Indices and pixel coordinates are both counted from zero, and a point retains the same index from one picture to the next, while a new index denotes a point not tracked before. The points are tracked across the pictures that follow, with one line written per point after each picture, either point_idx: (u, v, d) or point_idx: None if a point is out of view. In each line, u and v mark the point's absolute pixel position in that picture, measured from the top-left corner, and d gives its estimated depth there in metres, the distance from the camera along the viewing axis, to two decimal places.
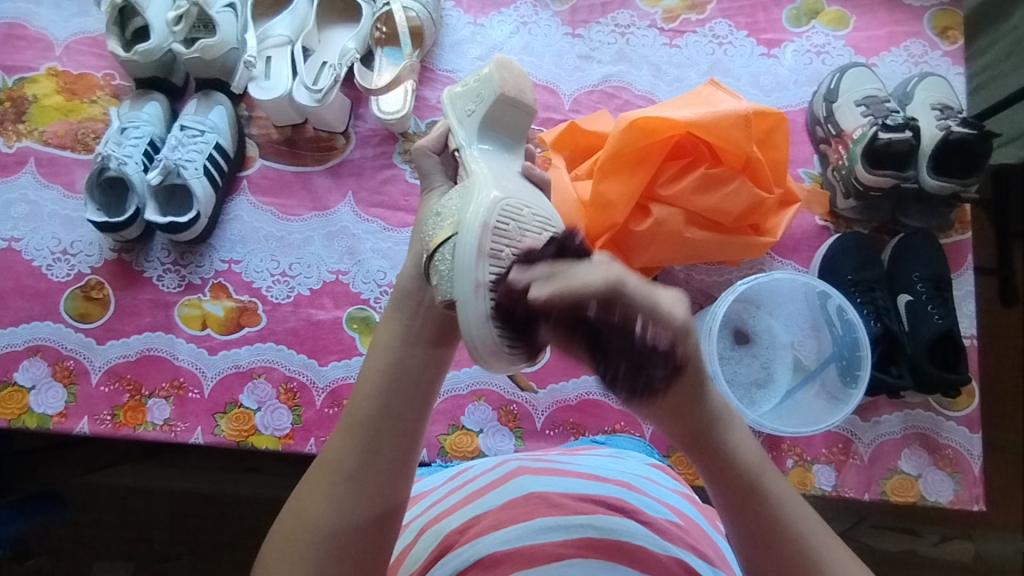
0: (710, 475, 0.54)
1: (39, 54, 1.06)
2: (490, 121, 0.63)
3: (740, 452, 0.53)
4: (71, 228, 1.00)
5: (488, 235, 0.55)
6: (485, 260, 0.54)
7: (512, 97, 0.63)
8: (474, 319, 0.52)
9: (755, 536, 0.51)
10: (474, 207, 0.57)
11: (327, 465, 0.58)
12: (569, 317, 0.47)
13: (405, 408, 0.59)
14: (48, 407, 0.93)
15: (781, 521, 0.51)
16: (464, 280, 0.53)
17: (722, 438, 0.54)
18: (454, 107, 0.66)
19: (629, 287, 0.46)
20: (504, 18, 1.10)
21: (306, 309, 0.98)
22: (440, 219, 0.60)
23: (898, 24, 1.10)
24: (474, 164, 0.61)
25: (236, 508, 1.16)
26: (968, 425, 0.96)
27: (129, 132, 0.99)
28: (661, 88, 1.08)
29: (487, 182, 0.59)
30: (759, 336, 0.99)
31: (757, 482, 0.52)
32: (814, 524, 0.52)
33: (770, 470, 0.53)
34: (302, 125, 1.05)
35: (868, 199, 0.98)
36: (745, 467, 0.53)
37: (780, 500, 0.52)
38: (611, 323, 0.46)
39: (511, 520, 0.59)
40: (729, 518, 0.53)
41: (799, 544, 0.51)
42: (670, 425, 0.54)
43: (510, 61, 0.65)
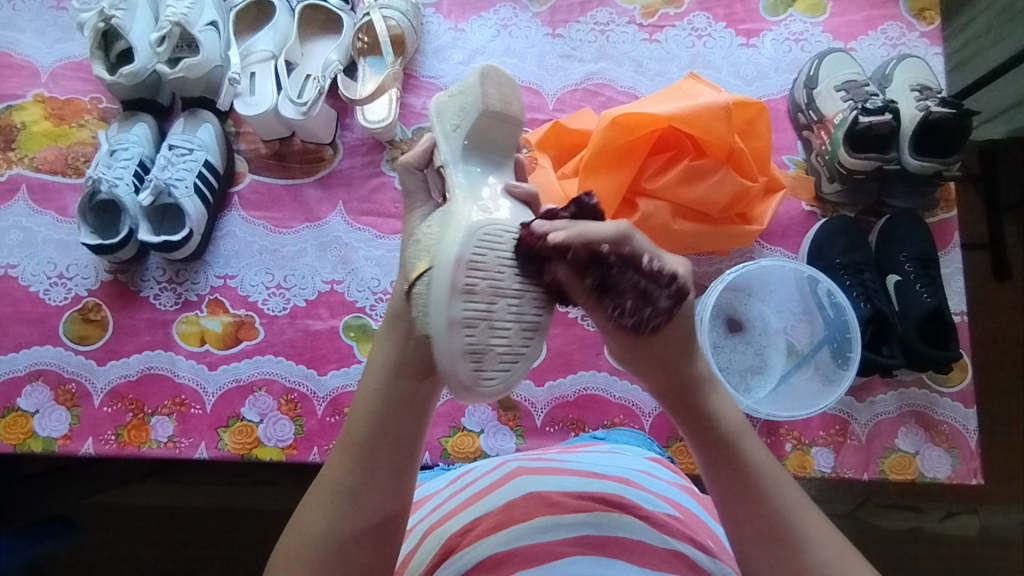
0: (692, 430, 0.58)
1: (25, 81, 1.07)
2: (476, 137, 0.62)
3: (722, 414, 0.58)
4: (66, 252, 1.01)
5: (461, 272, 0.53)
6: (458, 297, 0.53)
7: (499, 112, 0.62)
8: (450, 354, 0.53)
9: (729, 485, 0.56)
10: (449, 240, 0.55)
11: (327, 484, 0.58)
12: (584, 258, 0.53)
13: (401, 426, 0.59)
14: (52, 430, 0.94)
15: (758, 479, 0.55)
16: (438, 318, 0.53)
17: (705, 399, 0.58)
18: (437, 122, 0.65)
19: (637, 238, 0.53)
20: (485, 22, 1.11)
21: (303, 320, 0.99)
22: (416, 246, 0.58)
23: (875, 8, 1.11)
24: (461, 185, 0.61)
25: (245, 520, 1.17)
26: (963, 400, 0.97)
27: (119, 154, 1.00)
28: (643, 83, 1.09)
29: (467, 211, 0.57)
30: (752, 323, 1.00)
31: (736, 442, 0.57)
32: (788, 484, 0.56)
33: (749, 434, 0.58)
34: (289, 138, 1.06)
35: (851, 181, 1.00)
36: (724, 427, 0.57)
37: (754, 460, 0.56)
38: (619, 260, 0.53)
39: (511, 521, 0.60)
40: (710, 471, 0.57)
41: (772, 500, 0.54)
42: (655, 379, 0.59)
43: (495, 69, 0.63)
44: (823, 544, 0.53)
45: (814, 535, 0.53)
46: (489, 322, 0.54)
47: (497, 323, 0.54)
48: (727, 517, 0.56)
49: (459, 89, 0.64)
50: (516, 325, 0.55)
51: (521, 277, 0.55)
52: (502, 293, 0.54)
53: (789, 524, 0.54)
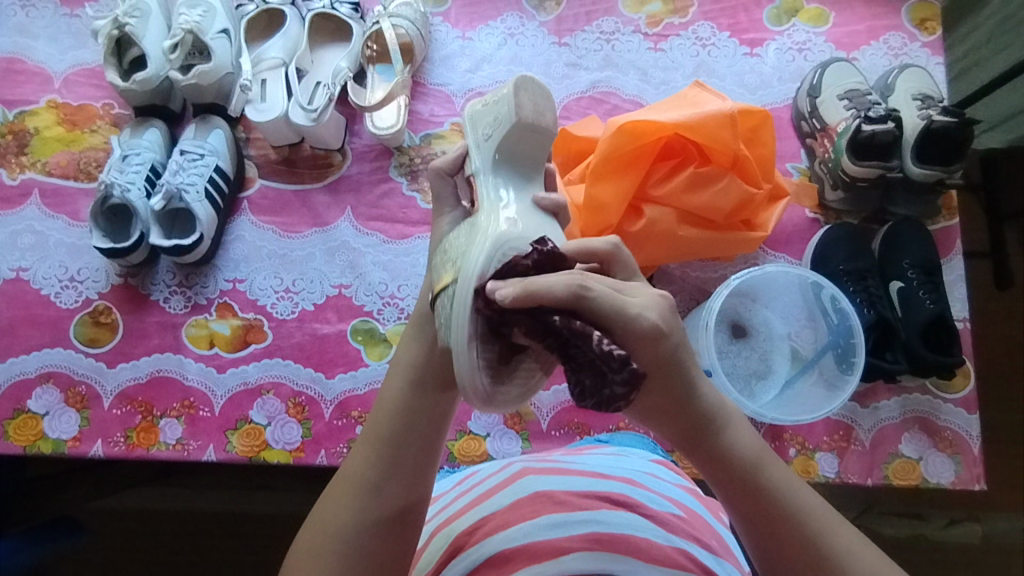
0: (711, 474, 0.55)
1: (38, 87, 1.09)
2: (507, 147, 0.62)
3: (737, 449, 0.54)
4: (77, 256, 1.02)
5: (482, 287, 0.52)
6: (479, 314, 0.52)
7: (530, 122, 0.61)
8: (468, 367, 0.51)
9: (760, 523, 0.53)
10: (474, 255, 0.54)
11: (348, 480, 0.59)
12: (540, 327, 0.50)
13: (422, 421, 0.60)
14: (62, 432, 0.95)
15: (787, 510, 0.53)
16: (458, 330, 0.52)
17: (720, 437, 0.54)
18: (472, 130, 0.66)
19: (595, 287, 0.49)
20: (492, 31, 1.12)
21: (311, 324, 1.00)
22: (445, 258, 0.59)
23: (877, 18, 1.13)
24: (488, 198, 0.61)
25: (249, 524, 1.18)
26: (966, 406, 0.97)
27: (131, 160, 1.01)
28: (648, 91, 1.10)
29: (494, 223, 0.58)
30: (756, 328, 1.01)
31: (759, 477, 0.54)
32: (815, 503, 0.54)
33: (770, 460, 0.55)
34: (299, 144, 1.07)
35: (856, 189, 1.01)
36: (743, 466, 0.54)
37: (782, 490, 0.54)
38: (575, 332, 0.48)
39: (519, 519, 0.61)
40: (737, 512, 0.55)
41: (803, 530, 0.53)
42: (665, 426, 0.54)
43: (531, 79, 0.63)
44: (857, 562, 0.52)
45: (850, 552, 0.52)
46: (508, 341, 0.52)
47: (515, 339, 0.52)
48: (761, 556, 0.54)
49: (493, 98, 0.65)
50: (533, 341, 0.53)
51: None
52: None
53: (825, 551, 0.52)
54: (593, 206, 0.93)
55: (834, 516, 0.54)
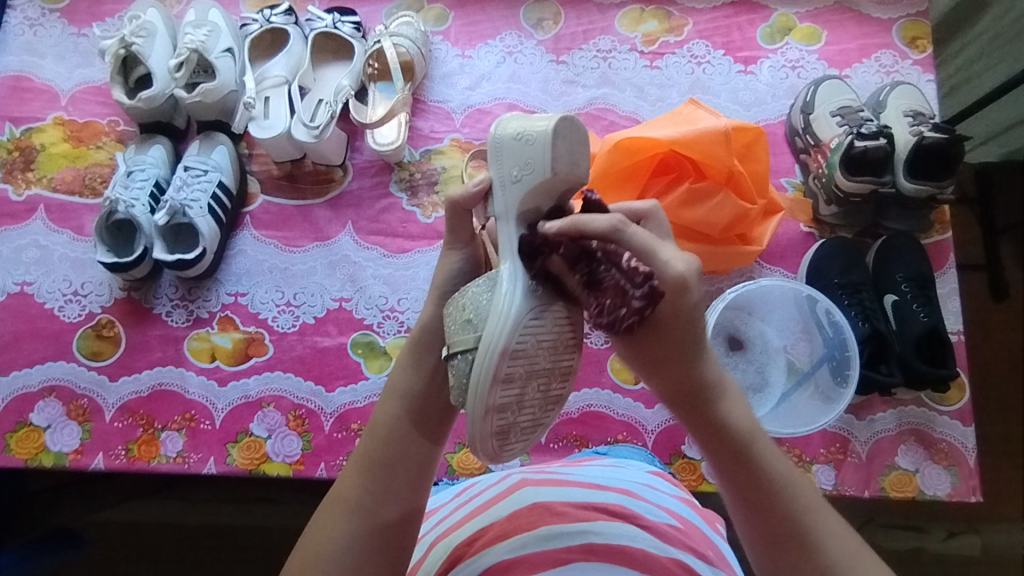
0: (704, 437, 0.57)
1: (46, 104, 1.11)
2: (535, 194, 0.60)
3: (732, 416, 0.56)
4: (81, 270, 1.04)
5: (503, 360, 0.54)
6: (498, 386, 0.54)
7: (565, 173, 0.60)
8: (480, 433, 0.55)
9: (747, 495, 0.54)
10: (495, 323, 0.55)
11: (343, 499, 0.60)
12: (575, 252, 0.56)
13: (415, 444, 0.62)
14: (64, 445, 0.96)
15: (774, 486, 0.54)
16: (475, 402, 0.54)
17: (715, 404, 0.56)
18: (497, 162, 0.62)
19: (632, 231, 0.55)
20: (490, 49, 1.15)
21: (312, 337, 1.01)
22: (462, 311, 0.59)
23: (868, 37, 1.15)
24: (511, 252, 0.59)
25: (247, 538, 1.18)
26: (961, 418, 0.98)
27: (136, 175, 1.02)
28: (645, 108, 1.12)
29: (515, 286, 0.57)
30: (753, 341, 1.02)
31: (750, 447, 0.55)
32: (802, 484, 0.55)
33: (762, 437, 0.56)
34: (301, 159, 1.09)
35: (848, 204, 1.03)
36: (736, 436, 0.55)
37: (770, 466, 0.55)
38: (607, 256, 0.54)
39: (517, 530, 0.61)
40: (727, 478, 0.56)
41: (787, 502, 0.54)
42: (664, 379, 0.57)
43: (569, 124, 0.60)
44: (837, 546, 0.52)
45: (830, 534, 0.53)
46: (519, 403, 0.56)
47: (526, 403, 0.56)
48: (745, 524, 0.55)
49: (525, 133, 0.61)
50: (541, 401, 0.57)
51: (556, 359, 0.57)
52: (536, 375, 0.56)
53: (807, 528, 0.53)
54: None
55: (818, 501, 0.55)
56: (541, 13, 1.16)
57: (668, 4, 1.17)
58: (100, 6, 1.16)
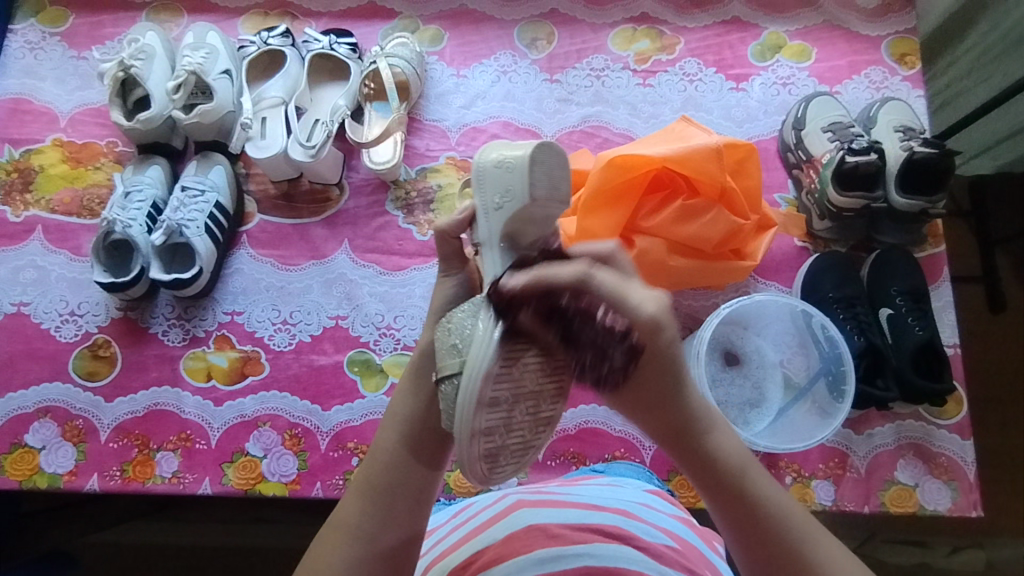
0: (693, 471, 0.57)
1: (45, 126, 1.12)
2: (517, 219, 0.62)
3: (722, 449, 0.56)
4: (78, 290, 1.04)
5: (487, 383, 0.52)
6: (483, 410, 0.52)
7: (545, 197, 0.61)
8: (467, 458, 0.53)
9: (744, 527, 0.54)
10: (477, 346, 0.54)
11: (343, 527, 0.59)
12: (545, 307, 0.54)
13: (416, 470, 0.61)
14: (58, 466, 0.95)
15: (770, 516, 0.53)
16: (461, 424, 0.53)
17: (705, 438, 0.56)
18: (481, 191, 0.64)
19: (599, 278, 0.54)
20: (485, 69, 1.16)
21: (308, 355, 1.01)
22: (448, 334, 0.59)
23: (858, 53, 1.16)
24: (495, 278, 0.61)
25: (243, 559, 1.16)
26: (959, 432, 0.98)
27: (133, 196, 1.03)
28: (638, 125, 1.13)
29: (502, 308, 0.56)
30: (749, 357, 1.02)
31: (739, 479, 0.55)
32: (797, 515, 0.54)
33: (755, 468, 0.56)
34: (297, 179, 1.09)
35: (842, 219, 1.03)
36: (727, 468, 0.55)
37: (763, 495, 0.54)
38: (580, 312, 0.53)
39: (513, 553, 0.62)
40: (717, 513, 0.55)
41: (778, 536, 0.53)
42: (651, 417, 0.57)
43: (546, 149, 0.61)
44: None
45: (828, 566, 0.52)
46: (506, 426, 0.54)
47: (515, 425, 0.54)
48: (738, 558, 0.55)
49: (504, 161, 0.63)
50: (531, 421, 0.55)
51: (543, 381, 0.54)
52: (524, 396, 0.54)
53: (806, 559, 0.52)
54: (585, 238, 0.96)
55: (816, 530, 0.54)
56: (535, 33, 1.18)
57: (659, 23, 1.19)
58: (100, 29, 1.17)
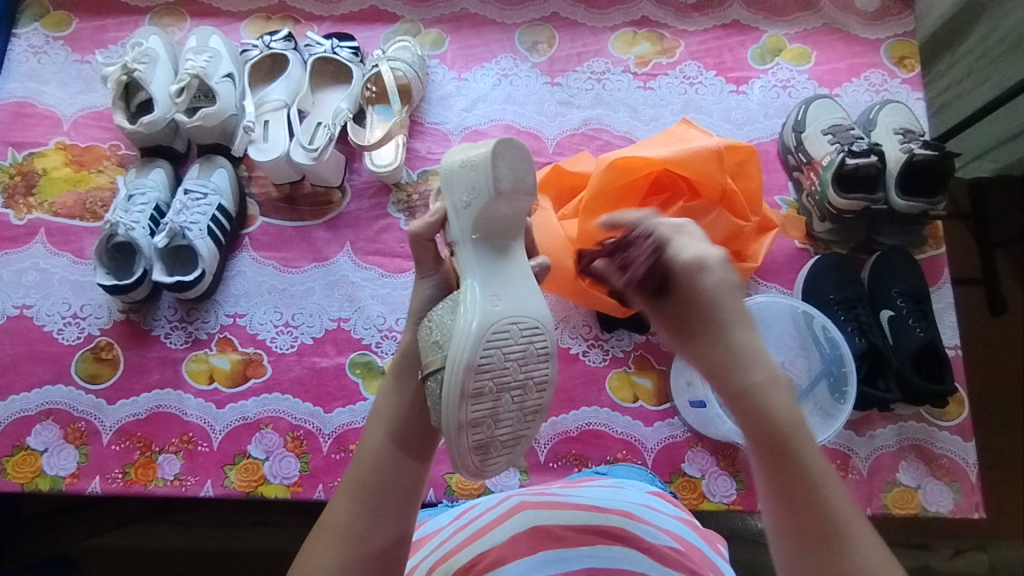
0: (744, 422, 0.55)
1: (48, 129, 1.12)
2: (485, 215, 0.61)
3: (779, 407, 0.53)
4: (81, 292, 1.04)
5: (471, 377, 0.57)
6: (468, 402, 0.57)
7: (509, 190, 0.60)
8: (457, 448, 0.58)
9: (780, 482, 0.52)
10: (457, 345, 0.58)
11: (334, 529, 0.60)
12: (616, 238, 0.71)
13: (404, 469, 0.61)
14: (60, 468, 0.95)
15: (810, 481, 0.51)
16: (448, 419, 0.57)
17: (759, 396, 0.54)
18: (449, 192, 0.63)
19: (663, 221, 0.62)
20: (486, 72, 1.17)
21: (310, 358, 1.01)
22: (429, 332, 0.61)
23: (857, 56, 1.17)
24: (471, 277, 0.62)
25: (244, 562, 1.16)
26: (961, 433, 0.98)
27: (136, 199, 1.03)
28: (639, 128, 1.14)
29: (474, 305, 0.59)
30: None
31: (789, 441, 0.53)
32: (841, 493, 0.52)
33: (808, 435, 0.53)
34: (300, 181, 1.10)
35: (842, 220, 1.03)
36: (775, 426, 0.53)
37: (810, 461, 0.52)
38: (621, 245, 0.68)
39: (516, 554, 0.62)
40: (762, 469, 0.54)
41: (820, 505, 0.51)
42: (704, 354, 0.58)
43: (507, 142, 0.60)
44: (867, 554, 0.50)
45: (867, 549, 0.50)
46: (493, 417, 0.59)
47: (501, 416, 0.59)
48: (775, 519, 0.53)
49: (467, 159, 0.62)
50: (516, 412, 0.60)
51: (526, 371, 0.60)
52: (507, 388, 0.59)
53: (838, 529, 0.51)
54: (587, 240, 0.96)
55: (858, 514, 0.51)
56: (536, 36, 1.19)
57: (659, 26, 1.19)
58: (103, 34, 1.18)
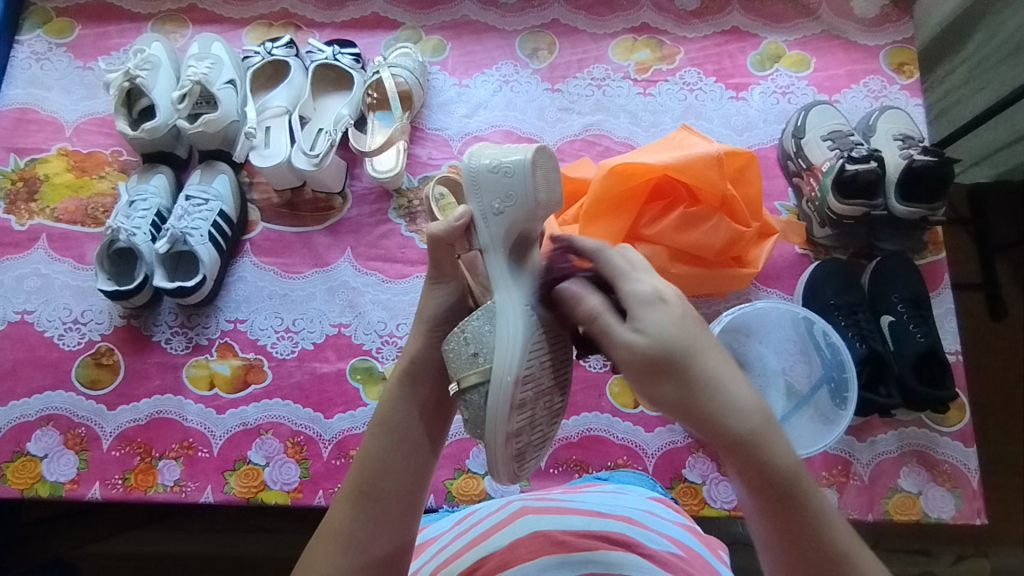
0: (739, 473, 0.51)
1: (50, 135, 1.13)
2: (517, 222, 0.64)
3: (776, 455, 0.50)
4: (82, 298, 1.04)
5: (516, 388, 0.59)
6: (514, 412, 0.59)
7: (544, 200, 0.64)
8: (501, 457, 0.60)
9: (791, 538, 0.49)
10: (503, 355, 0.60)
11: (334, 536, 0.59)
12: None
13: (411, 474, 0.62)
14: (60, 474, 0.95)
15: (820, 530, 0.49)
16: (495, 428, 0.59)
17: (756, 445, 0.51)
18: (476, 196, 0.64)
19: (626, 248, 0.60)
20: (487, 78, 1.17)
21: (311, 363, 1.01)
22: (464, 344, 0.61)
23: (857, 63, 1.17)
24: (503, 284, 0.63)
25: (243, 568, 1.15)
26: (963, 439, 0.98)
27: (138, 205, 1.04)
28: (639, 134, 1.14)
29: (513, 316, 0.61)
30: (751, 363, 1.02)
31: (792, 490, 0.50)
32: (852, 535, 0.49)
33: (808, 480, 0.50)
34: (301, 187, 1.10)
35: (843, 226, 1.03)
36: (781, 475, 0.50)
37: (817, 509, 0.49)
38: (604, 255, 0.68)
39: (517, 560, 0.62)
40: (762, 520, 0.51)
41: (833, 556, 0.48)
42: (692, 398, 0.52)
43: (542, 152, 0.65)
44: None
45: None
46: (532, 425, 0.61)
47: (538, 424, 0.61)
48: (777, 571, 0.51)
49: (501, 165, 0.64)
50: (550, 419, 0.62)
51: (556, 379, 0.62)
52: (543, 396, 0.61)
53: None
54: None
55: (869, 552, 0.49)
56: (536, 43, 1.19)
57: (659, 33, 1.20)
58: (106, 40, 1.19)
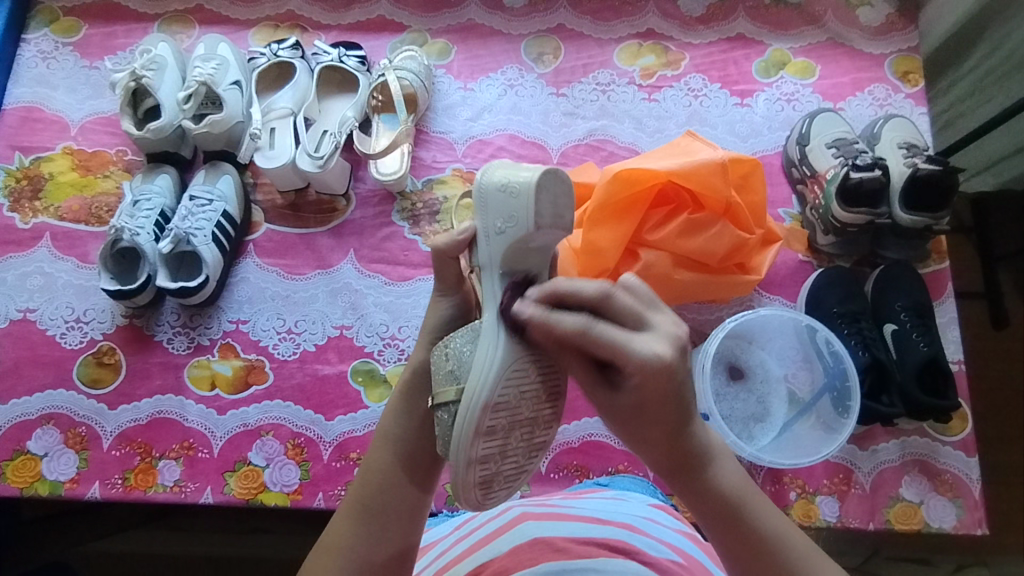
0: (692, 503, 0.55)
1: (55, 134, 1.13)
2: (515, 245, 0.61)
3: (721, 480, 0.55)
4: (84, 297, 1.04)
5: (486, 413, 0.57)
6: (480, 438, 0.56)
7: (548, 226, 0.61)
8: (463, 481, 0.57)
9: (747, 560, 0.53)
10: (476, 374, 0.58)
11: (335, 550, 0.59)
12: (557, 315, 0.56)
13: (410, 490, 0.62)
14: (60, 473, 0.95)
15: (772, 545, 0.53)
16: (458, 452, 0.57)
17: (705, 471, 0.55)
18: (481, 212, 0.63)
19: (620, 296, 0.53)
20: (492, 82, 1.17)
21: (312, 365, 1.01)
22: (446, 360, 0.61)
23: (861, 71, 1.17)
24: (492, 305, 0.61)
25: (241, 568, 1.15)
26: (964, 449, 0.97)
27: (141, 205, 1.04)
28: (643, 139, 1.14)
29: (497, 330, 0.59)
30: (753, 370, 1.03)
31: (739, 510, 0.54)
32: (797, 538, 0.54)
33: (752, 494, 0.55)
34: (304, 189, 1.10)
35: (846, 234, 1.03)
36: (727, 494, 0.54)
37: (763, 522, 0.54)
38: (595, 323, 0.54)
39: (516, 566, 0.61)
40: (722, 545, 0.55)
41: (787, 567, 0.52)
42: (651, 445, 0.55)
43: (552, 176, 0.62)
44: None
45: None
46: (502, 452, 0.58)
47: (508, 451, 0.58)
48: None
49: (509, 185, 0.62)
50: (524, 446, 0.59)
51: (538, 407, 0.59)
52: (518, 424, 0.58)
53: None
54: (590, 250, 0.96)
55: (817, 549, 0.54)
56: (542, 48, 1.19)
57: (665, 39, 1.20)
58: (112, 40, 1.19)
